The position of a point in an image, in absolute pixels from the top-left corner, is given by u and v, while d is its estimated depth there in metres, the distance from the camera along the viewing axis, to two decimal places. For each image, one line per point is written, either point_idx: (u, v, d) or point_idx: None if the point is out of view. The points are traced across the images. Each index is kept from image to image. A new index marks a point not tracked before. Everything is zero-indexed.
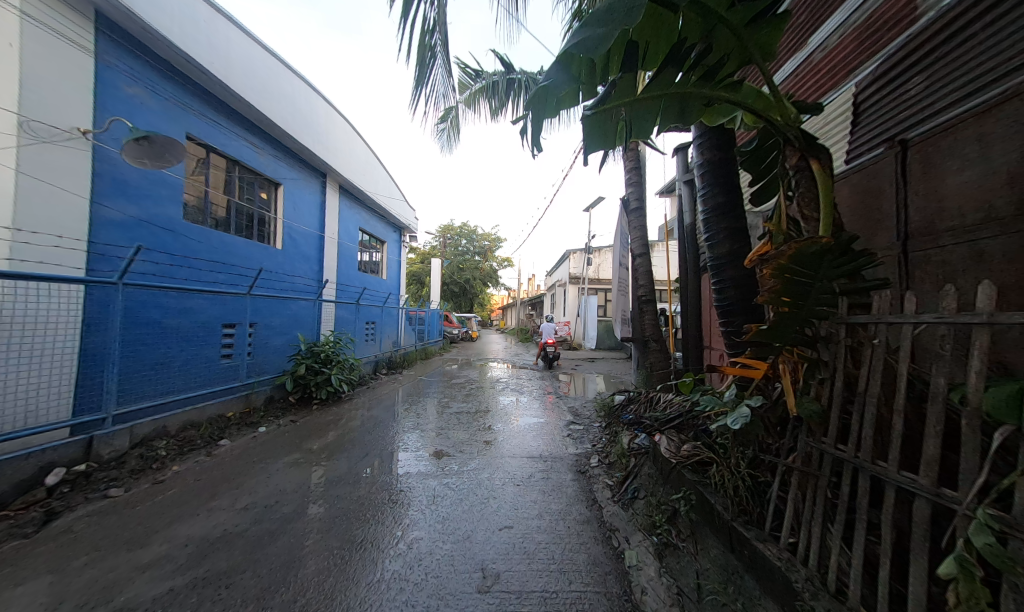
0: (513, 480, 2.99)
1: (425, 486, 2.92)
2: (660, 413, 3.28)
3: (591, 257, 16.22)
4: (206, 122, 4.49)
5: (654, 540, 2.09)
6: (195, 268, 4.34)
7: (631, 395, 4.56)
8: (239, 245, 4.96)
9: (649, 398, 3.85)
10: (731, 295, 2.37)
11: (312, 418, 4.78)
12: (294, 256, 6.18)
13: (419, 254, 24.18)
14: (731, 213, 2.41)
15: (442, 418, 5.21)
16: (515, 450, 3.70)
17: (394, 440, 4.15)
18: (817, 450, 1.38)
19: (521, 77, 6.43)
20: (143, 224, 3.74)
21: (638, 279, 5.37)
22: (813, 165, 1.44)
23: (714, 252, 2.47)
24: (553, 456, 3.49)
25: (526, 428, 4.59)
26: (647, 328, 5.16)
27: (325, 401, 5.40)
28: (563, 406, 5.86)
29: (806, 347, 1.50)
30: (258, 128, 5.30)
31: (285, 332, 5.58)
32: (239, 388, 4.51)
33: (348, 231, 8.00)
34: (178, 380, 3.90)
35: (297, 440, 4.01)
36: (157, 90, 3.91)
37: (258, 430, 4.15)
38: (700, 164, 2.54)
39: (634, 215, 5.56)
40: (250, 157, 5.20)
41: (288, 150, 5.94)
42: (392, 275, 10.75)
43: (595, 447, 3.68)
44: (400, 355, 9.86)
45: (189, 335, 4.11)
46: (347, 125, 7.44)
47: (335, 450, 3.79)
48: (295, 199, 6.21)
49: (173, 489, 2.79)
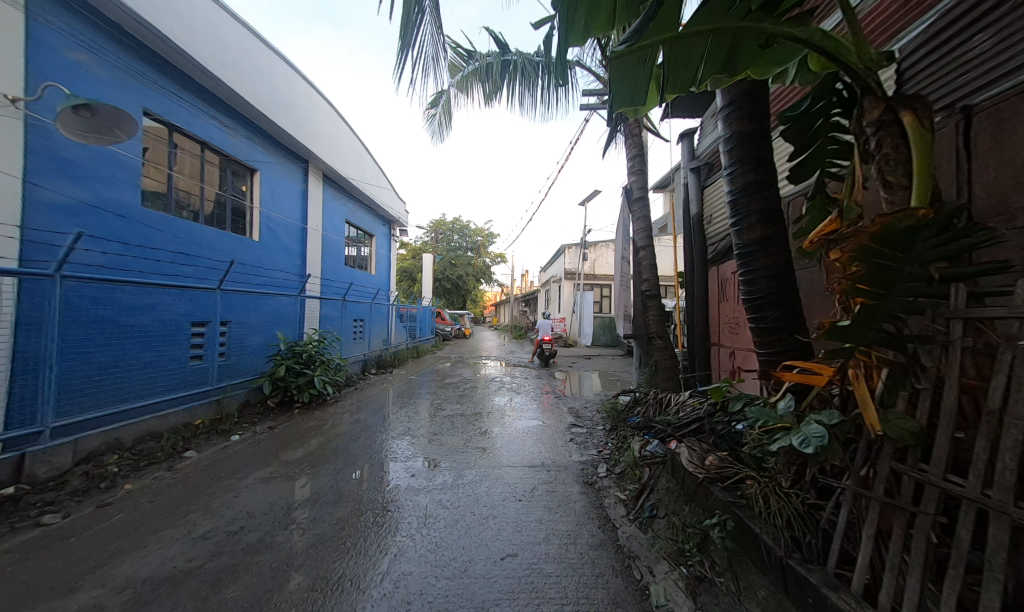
0: (514, 495, 2.67)
1: (415, 502, 2.60)
2: (672, 418, 3.05)
3: (587, 252, 15.95)
4: (168, 98, 4.04)
5: (683, 573, 1.79)
6: (156, 260, 3.90)
7: (637, 395, 4.30)
8: (209, 235, 4.53)
9: (659, 399, 3.59)
10: (765, 285, 2.09)
11: (292, 425, 4.40)
12: (274, 248, 5.75)
13: (410, 250, 23.59)
14: (765, 192, 2.11)
15: (434, 422, 4.88)
16: (517, 459, 3.38)
17: (382, 448, 3.81)
18: (911, 479, 1.09)
19: (516, 59, 6.10)
20: (90, 209, 3.29)
21: (641, 273, 5.08)
22: (903, 117, 1.14)
23: (745, 237, 2.18)
24: (556, 465, 3.20)
25: (526, 432, 4.29)
26: (651, 324, 4.88)
27: (308, 405, 5.02)
28: (562, 406, 5.58)
29: (886, 349, 1.21)
30: (229, 107, 4.84)
31: (263, 330, 5.16)
32: (210, 393, 4.10)
33: (333, 223, 7.56)
34: (136, 384, 3.48)
35: (274, 449, 3.65)
36: (107, 57, 3.45)
37: (230, 439, 3.77)
38: (727, 138, 2.23)
39: (638, 204, 5.26)
40: (221, 138, 4.75)
41: (265, 134, 5.50)
42: (381, 271, 10.28)
43: (601, 454, 3.40)
44: (390, 353, 9.45)
45: (149, 334, 3.69)
46: (329, 107, 6.97)
47: (316, 460, 3.42)
48: (274, 187, 5.77)
49: (123, 512, 2.41)
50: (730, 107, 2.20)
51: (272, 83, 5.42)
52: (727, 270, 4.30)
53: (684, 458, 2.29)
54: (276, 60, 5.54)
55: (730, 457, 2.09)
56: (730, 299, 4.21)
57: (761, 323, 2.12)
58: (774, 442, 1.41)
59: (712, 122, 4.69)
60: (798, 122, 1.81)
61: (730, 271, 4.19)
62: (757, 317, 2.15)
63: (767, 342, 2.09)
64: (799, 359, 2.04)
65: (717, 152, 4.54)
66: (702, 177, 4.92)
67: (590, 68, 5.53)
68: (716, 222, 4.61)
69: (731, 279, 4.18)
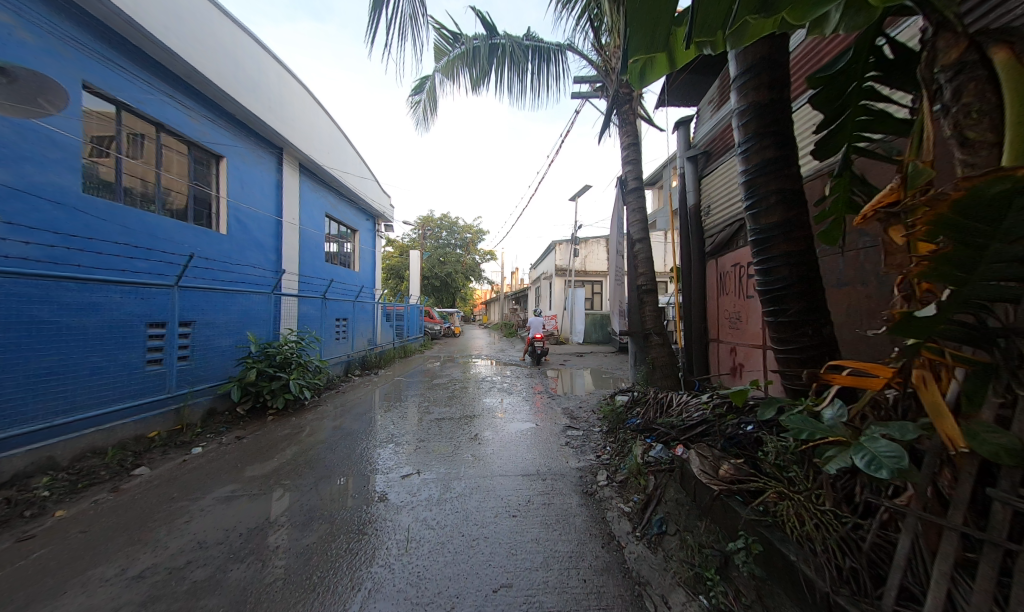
0: (507, 510, 2.41)
1: (397, 522, 2.30)
2: (676, 419, 2.85)
3: (578, 248, 15.76)
4: (115, 72, 3.63)
5: (704, 604, 1.57)
6: (101, 253, 3.48)
7: (635, 395, 4.09)
8: (166, 226, 4.11)
9: (659, 400, 3.39)
10: (785, 274, 1.87)
11: (264, 433, 4.04)
12: (244, 242, 5.33)
13: (397, 248, 22.98)
14: (786, 169, 1.88)
15: (422, 426, 4.59)
16: (510, 466, 3.12)
17: (363, 457, 3.50)
18: (1009, 510, 0.86)
19: (505, 43, 5.75)
20: (14, 192, 2.88)
21: (637, 267, 4.86)
22: (992, 55, 0.90)
23: (762, 221, 1.95)
24: (552, 473, 2.96)
25: (520, 436, 4.04)
26: (648, 320, 4.67)
27: (282, 412, 4.65)
28: (556, 407, 5.35)
29: (967, 346, 0.97)
30: (187, 85, 4.40)
31: (233, 331, 4.76)
32: (167, 401, 3.70)
33: (311, 217, 7.14)
34: (78, 392, 3.09)
35: (241, 463, 3.30)
36: (33, 18, 3.02)
37: (190, 453, 3.39)
38: (741, 110, 1.99)
39: (633, 195, 5.03)
40: (179, 119, 4.32)
41: (231, 118, 5.06)
42: (365, 268, 9.85)
43: (601, 459, 3.17)
44: (376, 354, 9.05)
45: (94, 336, 3.28)
46: (304, 91, 6.53)
47: (287, 474, 3.07)
48: (244, 176, 5.34)
49: (47, 546, 2.04)
50: (744, 75, 1.96)
51: (237, 61, 4.98)
52: (726, 263, 4.11)
53: (694, 468, 2.06)
54: (241, 35, 5.08)
55: (748, 466, 1.86)
56: (729, 292, 4.04)
57: (780, 317, 1.90)
58: (823, 459, 1.17)
59: (710, 109, 4.50)
60: (830, 85, 1.58)
61: (730, 264, 4.01)
62: (775, 310, 1.93)
63: (788, 337, 1.87)
64: (825, 356, 1.82)
65: (716, 139, 4.35)
66: (700, 166, 4.73)
67: (582, 52, 5.25)
68: (714, 213, 4.42)
69: (731, 272, 3.99)
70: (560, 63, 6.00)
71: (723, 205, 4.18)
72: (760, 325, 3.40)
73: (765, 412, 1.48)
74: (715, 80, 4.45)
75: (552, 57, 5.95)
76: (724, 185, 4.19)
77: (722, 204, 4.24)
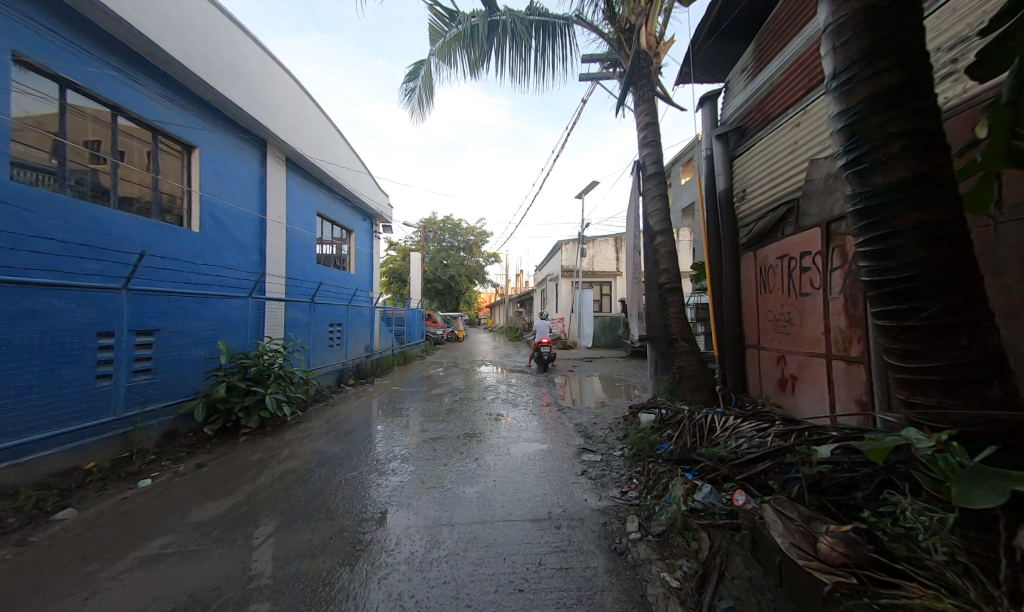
0: (512, 582, 1.78)
1: (363, 602, 1.67)
2: (723, 451, 2.36)
3: (585, 248, 15.12)
4: (54, 42, 3.15)
5: None
6: (33, 251, 3.01)
7: (663, 413, 3.49)
8: (119, 222, 3.63)
9: (696, 424, 2.87)
10: (923, 256, 1.23)
11: (231, 458, 3.48)
12: (221, 242, 4.85)
13: (399, 251, 22.45)
14: (919, 98, 1.25)
15: (414, 446, 4.03)
16: (515, 509, 2.50)
17: (339, 487, 2.92)
18: None
19: (505, 19, 5.22)
20: None
21: (659, 262, 4.23)
22: None
23: (875, 180, 1.34)
24: (569, 518, 2.35)
25: (527, 461, 3.43)
26: (673, 323, 4.04)
27: (257, 431, 4.11)
28: (567, 422, 4.74)
29: None
30: (149, 64, 3.93)
31: (202, 340, 4.24)
32: (112, 425, 3.14)
33: (301, 215, 6.67)
34: (1, 416, 2.57)
35: (191, 499, 2.73)
36: None
37: (135, 487, 2.85)
38: (845, 22, 1.39)
39: (653, 179, 4.41)
40: (138, 102, 3.84)
41: (204, 104, 4.60)
42: (361, 270, 9.32)
43: (627, 497, 2.56)
44: (373, 361, 8.51)
45: (22, 349, 2.78)
46: (288, 77, 6.06)
47: (241, 514, 2.50)
48: (220, 169, 4.85)
49: None
50: None
51: (210, 41, 4.51)
52: (768, 254, 3.48)
53: (778, 537, 1.46)
54: (214, 12, 4.61)
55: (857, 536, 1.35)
56: (773, 290, 3.41)
57: (908, 321, 1.29)
58: None
59: (744, 79, 3.90)
60: None
61: (773, 256, 3.38)
62: (900, 309, 1.32)
63: (919, 350, 1.27)
64: (990, 378, 1.18)
65: (755, 111, 3.73)
66: (731, 145, 4.12)
67: (591, 24, 4.69)
68: (752, 197, 3.80)
69: (775, 266, 3.37)
70: (566, 40, 5.43)
71: (765, 187, 3.57)
72: (822, 330, 2.77)
73: (973, 494, 0.91)
74: (751, 43, 3.85)
75: (558, 32, 5.38)
76: (765, 162, 3.56)
77: (762, 186, 3.62)
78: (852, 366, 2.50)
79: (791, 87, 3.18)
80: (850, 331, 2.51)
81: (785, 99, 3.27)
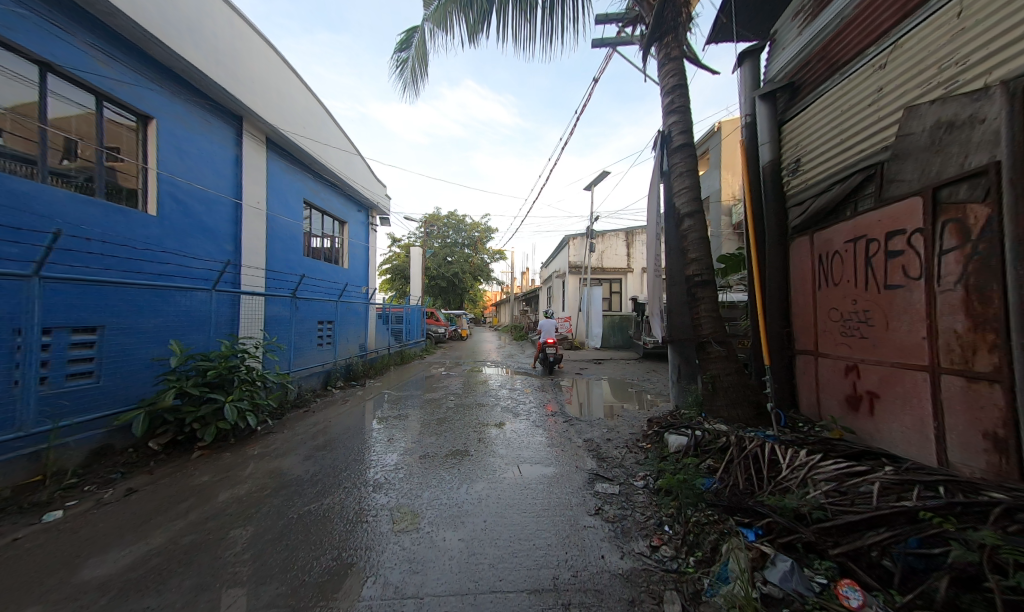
0: None
1: None
2: (801, 507, 1.67)
3: (593, 243, 14.42)
4: None
5: None
6: None
7: (698, 437, 2.80)
8: (47, 197, 3.06)
9: (749, 461, 2.20)
10: None
11: (173, 481, 2.91)
12: (186, 227, 4.30)
13: (402, 247, 21.84)
14: None
15: (393, 465, 3.40)
16: (508, 573, 1.84)
17: (287, 528, 2.30)
18: None
19: None
20: None
21: (687, 251, 3.51)
22: None
23: None
24: (583, 594, 1.65)
25: (525, 491, 2.78)
26: (704, 322, 3.33)
27: (213, 446, 3.54)
28: (575, 437, 4.07)
29: None
30: (88, 15, 3.33)
31: (153, 339, 3.69)
32: (17, 444, 2.54)
33: (284, 202, 6.12)
34: None
35: (94, 543, 2.13)
36: None
37: (33, 524, 2.26)
38: None
39: (680, 151, 3.68)
40: (75, 59, 3.24)
41: (161, 69, 4.02)
42: (356, 265, 8.76)
43: (660, 560, 1.86)
44: (366, 361, 7.95)
45: None
46: (264, 46, 5.49)
47: (142, 573, 1.86)
48: (184, 144, 4.29)
49: None
50: None
51: None
52: (832, 238, 2.78)
53: None
54: None
55: None
56: (839, 283, 2.72)
57: None
58: None
59: (797, 25, 3.20)
60: None
61: (841, 240, 2.69)
62: None
63: None
64: None
65: (814, 61, 3.02)
66: (779, 108, 3.42)
67: None
68: (807, 168, 3.10)
69: (843, 253, 2.66)
70: None
71: (828, 154, 2.86)
72: (922, 335, 2.07)
73: None
74: None
75: None
76: (828, 124, 2.87)
77: (823, 152, 2.92)
78: (977, 386, 1.79)
79: (872, 18, 2.46)
80: (974, 338, 1.80)
81: (861, 36, 2.56)
